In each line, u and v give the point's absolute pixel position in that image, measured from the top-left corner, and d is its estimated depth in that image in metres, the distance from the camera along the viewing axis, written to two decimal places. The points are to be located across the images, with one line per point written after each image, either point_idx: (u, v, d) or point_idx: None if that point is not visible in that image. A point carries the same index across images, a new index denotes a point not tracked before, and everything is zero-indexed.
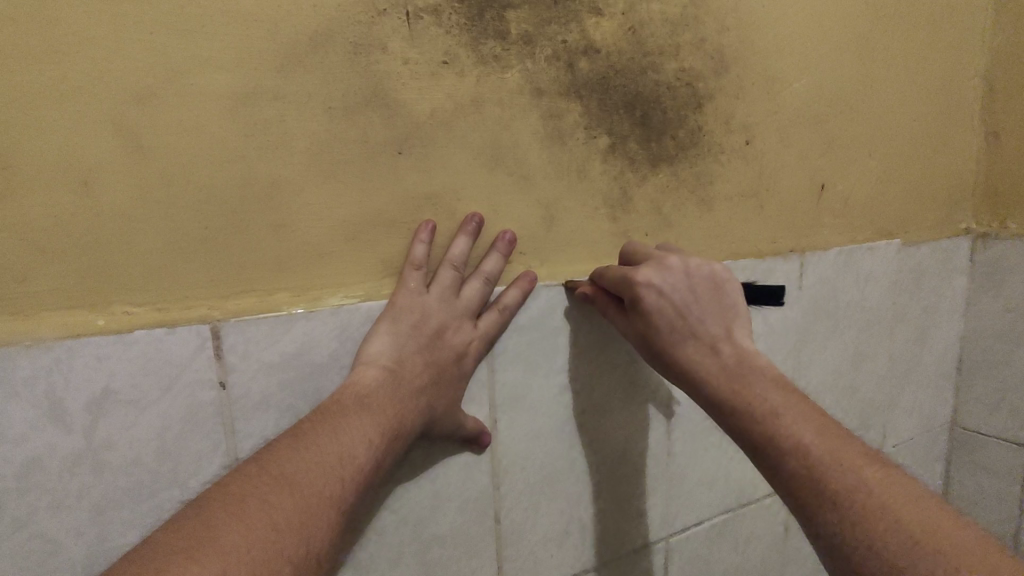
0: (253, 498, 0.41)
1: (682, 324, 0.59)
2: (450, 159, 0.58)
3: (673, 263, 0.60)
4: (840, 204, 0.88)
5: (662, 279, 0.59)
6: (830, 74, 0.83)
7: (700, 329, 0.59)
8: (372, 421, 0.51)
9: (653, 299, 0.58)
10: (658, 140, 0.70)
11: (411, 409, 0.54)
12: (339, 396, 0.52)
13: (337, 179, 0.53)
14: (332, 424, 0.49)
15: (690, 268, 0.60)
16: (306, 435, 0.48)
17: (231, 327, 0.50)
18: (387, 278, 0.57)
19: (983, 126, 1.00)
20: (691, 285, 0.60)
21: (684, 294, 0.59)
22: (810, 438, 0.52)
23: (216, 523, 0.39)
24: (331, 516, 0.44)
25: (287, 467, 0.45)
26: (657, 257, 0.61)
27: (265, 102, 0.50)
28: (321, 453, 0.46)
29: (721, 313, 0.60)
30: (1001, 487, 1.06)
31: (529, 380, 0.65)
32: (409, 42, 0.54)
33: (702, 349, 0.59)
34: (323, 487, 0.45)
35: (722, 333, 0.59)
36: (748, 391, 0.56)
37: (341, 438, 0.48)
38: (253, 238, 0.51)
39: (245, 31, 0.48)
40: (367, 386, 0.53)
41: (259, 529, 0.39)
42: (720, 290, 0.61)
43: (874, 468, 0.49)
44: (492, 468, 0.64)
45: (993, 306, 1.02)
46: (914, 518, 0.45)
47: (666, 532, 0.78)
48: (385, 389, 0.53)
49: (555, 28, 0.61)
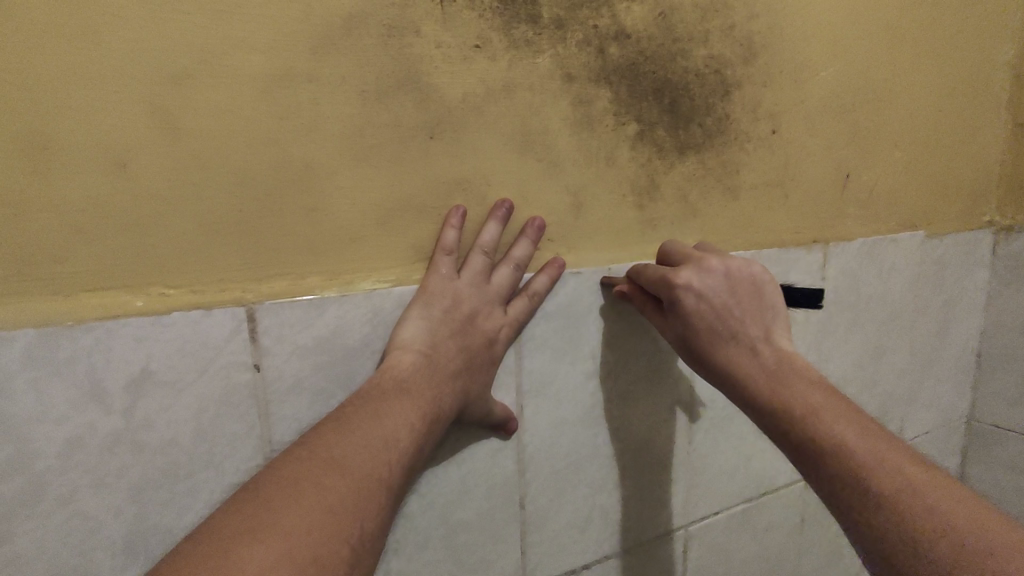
0: (307, 481, 0.42)
1: (723, 325, 0.59)
2: (481, 143, 0.58)
3: (712, 263, 0.60)
4: (864, 194, 0.87)
5: (701, 279, 0.59)
6: (858, 63, 0.82)
7: (740, 330, 0.59)
8: (414, 405, 0.51)
9: (692, 302, 0.58)
10: (687, 127, 0.70)
11: (445, 394, 0.54)
12: (380, 379, 0.52)
13: (371, 162, 0.53)
14: (375, 409, 0.49)
15: (730, 268, 0.60)
16: (350, 420, 0.48)
17: (266, 310, 0.50)
18: (419, 264, 0.57)
19: (1010, 117, 0.99)
20: (731, 285, 0.59)
21: (725, 296, 0.59)
22: (853, 440, 0.51)
23: (275, 503, 0.39)
24: (381, 498, 0.44)
25: (337, 451, 0.45)
26: (698, 256, 0.61)
27: (299, 83, 0.50)
28: (368, 437, 0.47)
29: (761, 316, 0.60)
30: (1018, 481, 1.06)
31: (556, 366, 0.65)
32: (442, 25, 0.54)
33: (742, 352, 0.58)
34: (373, 471, 0.45)
35: (761, 335, 0.59)
36: (789, 395, 0.56)
37: (386, 422, 0.48)
38: (288, 221, 0.51)
39: (281, 12, 0.48)
40: (403, 369, 0.53)
41: (317, 511, 0.40)
42: (759, 291, 0.61)
43: (919, 468, 0.49)
44: (519, 454, 0.64)
45: (1015, 299, 1.01)
46: (963, 515, 0.45)
47: (687, 519, 0.78)
48: (421, 374, 0.53)
49: (586, 13, 0.61)
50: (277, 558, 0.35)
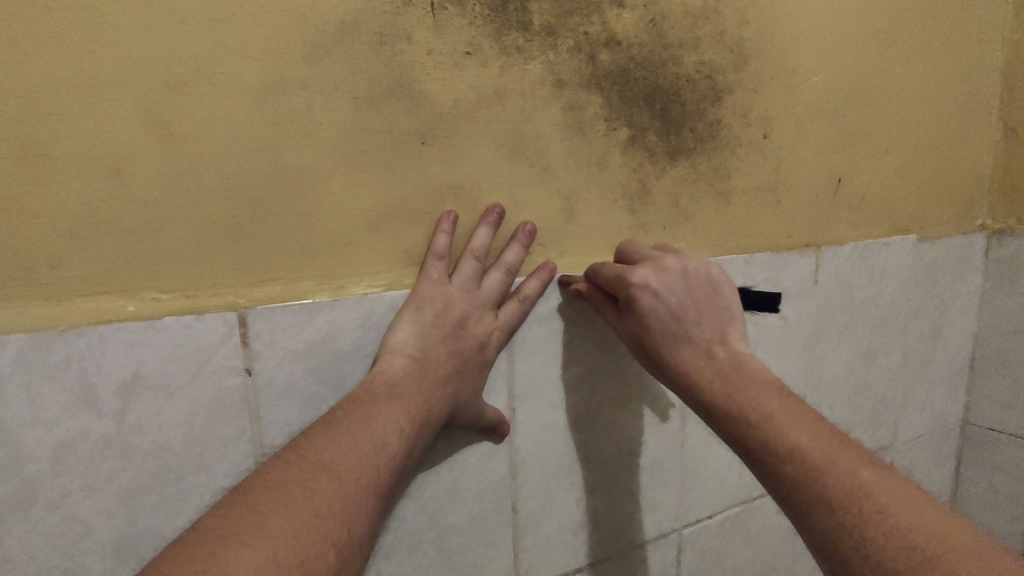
0: (295, 485, 0.42)
1: (677, 326, 0.60)
2: (472, 149, 0.58)
3: (668, 264, 0.61)
4: (856, 198, 0.88)
5: (659, 280, 0.60)
6: (847, 68, 0.83)
7: (695, 332, 0.60)
8: (403, 409, 0.51)
9: (648, 300, 0.59)
10: (677, 132, 0.70)
11: (437, 399, 0.55)
12: (374, 381, 0.53)
13: (363, 168, 0.54)
14: (364, 413, 0.49)
15: (686, 269, 0.61)
16: (342, 424, 0.48)
17: (257, 315, 0.51)
18: (411, 268, 0.58)
19: (1001, 121, 0.99)
20: (686, 287, 0.61)
21: (680, 297, 0.60)
22: (806, 443, 0.52)
23: (265, 505, 0.40)
24: (368, 502, 0.45)
25: (325, 454, 0.45)
26: (655, 257, 0.62)
27: (292, 90, 0.50)
28: (357, 441, 0.47)
29: (717, 317, 0.61)
30: (1012, 485, 1.06)
31: (548, 370, 0.65)
32: (433, 32, 0.55)
33: (697, 353, 0.59)
34: (361, 474, 0.45)
35: (717, 337, 0.60)
36: (745, 397, 0.56)
37: (375, 426, 0.49)
38: (280, 226, 0.52)
39: (274, 21, 0.49)
40: (395, 374, 0.53)
41: (304, 515, 0.40)
42: (715, 292, 0.62)
43: (870, 470, 0.49)
44: (510, 458, 0.64)
45: (1007, 303, 1.02)
46: (910, 519, 0.45)
47: (679, 522, 0.79)
48: (412, 378, 0.53)
49: (577, 20, 0.62)
50: (265, 561, 0.36)
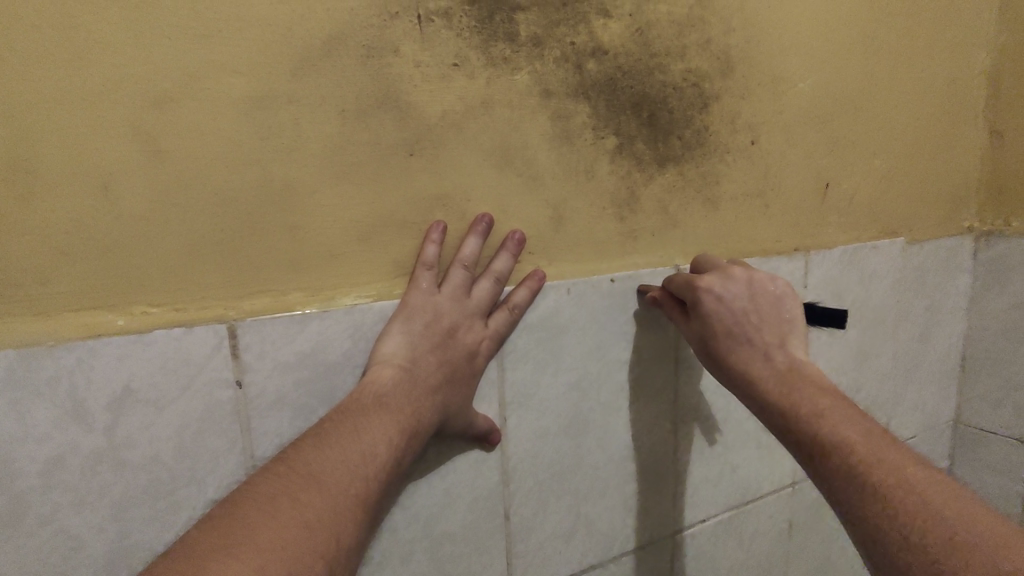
0: (284, 496, 0.43)
1: (739, 329, 0.62)
2: (460, 159, 0.59)
3: (737, 273, 0.64)
4: (844, 203, 0.89)
5: (724, 285, 0.62)
6: (833, 74, 0.84)
7: (757, 336, 0.62)
8: (392, 419, 0.52)
9: (712, 304, 0.62)
10: (665, 140, 0.71)
11: (426, 408, 0.55)
12: (362, 392, 0.53)
13: (351, 180, 0.54)
14: (354, 423, 0.50)
15: (753, 280, 0.63)
16: (330, 436, 0.49)
17: (247, 327, 0.51)
18: (400, 279, 0.58)
19: (987, 124, 1.00)
20: (752, 294, 0.63)
21: (746, 304, 0.62)
22: (854, 439, 0.53)
23: (253, 517, 0.40)
24: (356, 513, 0.45)
25: (313, 466, 0.46)
26: (725, 267, 0.65)
27: (279, 104, 0.51)
28: (346, 452, 0.48)
29: (778, 325, 0.63)
30: (1004, 484, 1.07)
31: (538, 378, 0.65)
32: (420, 44, 0.56)
33: (755, 355, 0.61)
34: (350, 485, 0.46)
35: (775, 343, 0.62)
36: (799, 397, 0.57)
37: (364, 437, 0.50)
38: (269, 239, 0.52)
39: (261, 35, 0.49)
40: (385, 384, 0.53)
41: (294, 526, 0.40)
42: (779, 303, 0.64)
43: (916, 467, 0.50)
44: (502, 465, 0.65)
45: (996, 303, 1.03)
46: (954, 509, 0.46)
47: (673, 527, 0.79)
48: (402, 388, 0.54)
49: (563, 30, 0.62)
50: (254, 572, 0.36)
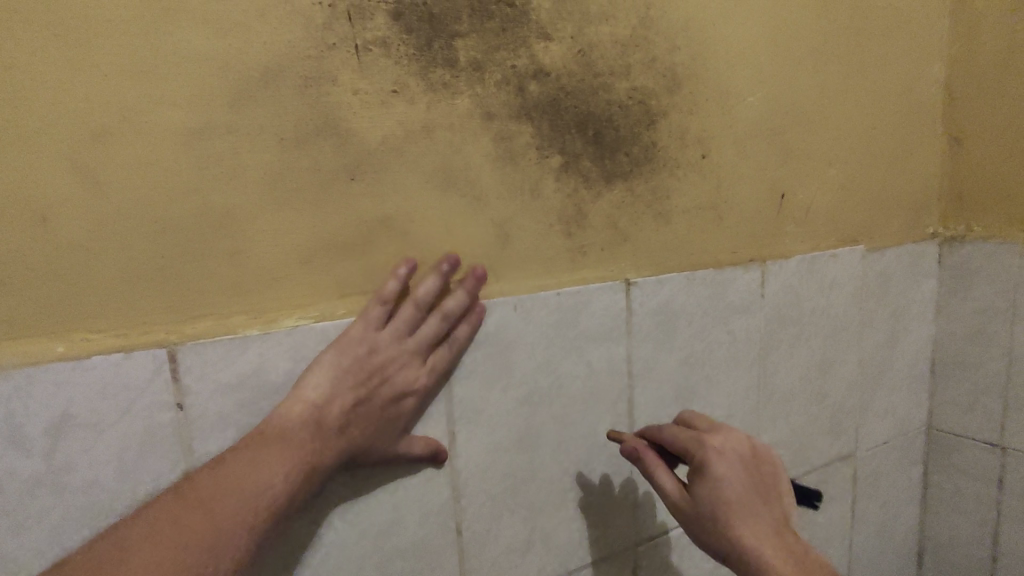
0: (164, 521, 0.47)
1: (752, 496, 0.60)
2: (401, 182, 0.61)
3: (733, 441, 0.64)
4: (801, 212, 0.90)
5: (728, 446, 0.63)
6: (785, 87, 0.85)
7: (766, 506, 0.60)
8: (294, 451, 0.53)
9: (722, 465, 0.61)
10: (611, 157, 0.72)
11: (349, 432, 0.56)
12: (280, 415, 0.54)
13: (292, 206, 0.56)
14: (253, 453, 0.51)
15: (755, 449, 0.64)
16: (225, 462, 0.51)
17: (187, 350, 0.52)
18: (343, 299, 0.59)
19: (945, 132, 1.02)
20: (755, 462, 0.63)
21: (749, 470, 0.62)
22: None
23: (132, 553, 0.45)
24: (239, 540, 0.49)
25: (203, 492, 0.49)
26: (717, 429, 0.67)
27: (216, 134, 0.52)
28: (236, 484, 0.50)
29: (779, 499, 0.62)
30: (979, 490, 1.06)
31: (486, 394, 0.67)
32: (358, 73, 0.57)
33: (767, 527, 0.59)
34: (235, 516, 0.49)
35: (781, 517, 0.61)
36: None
37: (259, 468, 0.51)
38: (209, 264, 0.54)
39: (198, 69, 0.51)
40: (299, 420, 0.54)
41: (169, 552, 0.46)
42: (779, 488, 0.63)
43: None
44: (452, 480, 0.66)
45: (961, 308, 1.04)
46: None
47: (634, 539, 0.80)
48: (312, 426, 0.54)
49: (504, 54, 0.64)
50: None
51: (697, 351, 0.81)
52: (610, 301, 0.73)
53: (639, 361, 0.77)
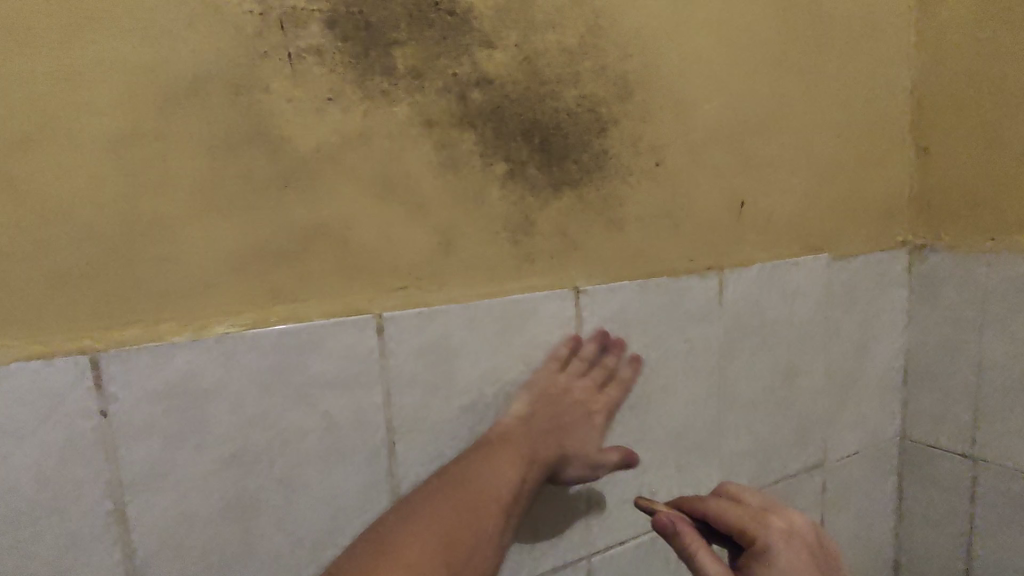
0: None
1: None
2: (338, 189, 0.61)
3: (798, 523, 0.63)
4: (762, 220, 0.89)
5: (790, 525, 0.63)
6: (743, 95, 0.85)
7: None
8: (429, 537, 0.59)
9: (785, 546, 0.61)
10: (560, 164, 0.72)
11: (499, 460, 0.67)
12: (503, 465, 0.67)
13: (223, 213, 0.56)
14: (391, 540, 0.59)
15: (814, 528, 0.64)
16: (368, 557, 0.57)
17: (111, 357, 0.53)
18: (277, 307, 0.59)
19: (914, 139, 1.02)
20: (817, 542, 0.63)
21: (813, 553, 0.61)
22: None
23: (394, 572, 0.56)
24: None
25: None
26: (772, 506, 0.66)
27: (142, 142, 0.53)
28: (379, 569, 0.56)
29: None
30: (953, 502, 1.05)
31: (428, 402, 0.66)
32: (291, 81, 0.58)
33: None
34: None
35: None
36: None
37: (400, 550, 0.58)
38: (136, 271, 0.54)
39: (125, 78, 0.52)
40: (455, 471, 0.65)
41: None
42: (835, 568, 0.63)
43: None
44: (393, 489, 0.65)
45: (932, 317, 1.03)
46: None
47: (588, 550, 0.79)
48: (464, 470, 0.65)
49: (444, 62, 0.64)
50: None
51: (652, 360, 0.81)
52: (557, 309, 0.73)
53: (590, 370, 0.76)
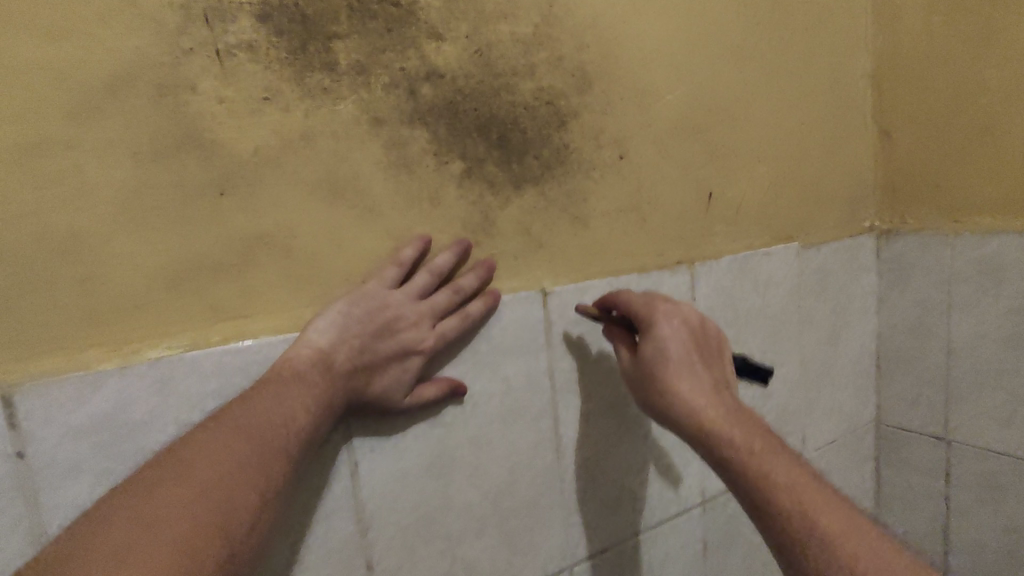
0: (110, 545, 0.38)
1: (687, 359, 0.64)
2: (280, 195, 0.56)
3: (689, 317, 0.67)
4: (730, 211, 0.87)
5: (675, 316, 0.66)
6: (705, 83, 0.83)
7: (706, 373, 0.64)
8: (217, 469, 0.45)
9: (666, 330, 0.65)
10: (519, 160, 0.69)
11: (312, 401, 0.53)
12: (292, 406, 0.52)
13: (150, 225, 0.51)
14: (173, 473, 0.44)
15: (702, 323, 0.68)
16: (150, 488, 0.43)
17: (26, 393, 0.47)
18: (218, 325, 0.55)
19: (875, 124, 1.01)
20: (699, 337, 0.67)
21: (694, 340, 0.66)
22: (784, 471, 0.56)
23: (153, 544, 0.39)
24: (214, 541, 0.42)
25: (128, 514, 0.40)
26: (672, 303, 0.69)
27: (52, 150, 0.48)
28: (167, 501, 0.42)
29: (716, 362, 0.67)
30: (929, 485, 1.05)
31: (391, 419, 0.62)
32: (222, 80, 0.53)
33: (705, 387, 0.63)
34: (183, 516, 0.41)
35: (721, 381, 0.65)
36: (746, 432, 0.59)
37: (188, 481, 0.43)
38: (53, 294, 0.48)
39: (28, 79, 0.47)
40: (239, 410, 0.50)
41: (156, 554, 0.38)
42: (715, 346, 0.68)
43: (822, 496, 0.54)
44: (357, 513, 0.61)
45: (901, 301, 1.03)
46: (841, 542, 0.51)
47: (569, 561, 0.76)
48: (260, 409, 0.50)
49: (390, 56, 0.60)
50: None
51: None
52: (525, 312, 0.70)
53: (562, 375, 0.73)
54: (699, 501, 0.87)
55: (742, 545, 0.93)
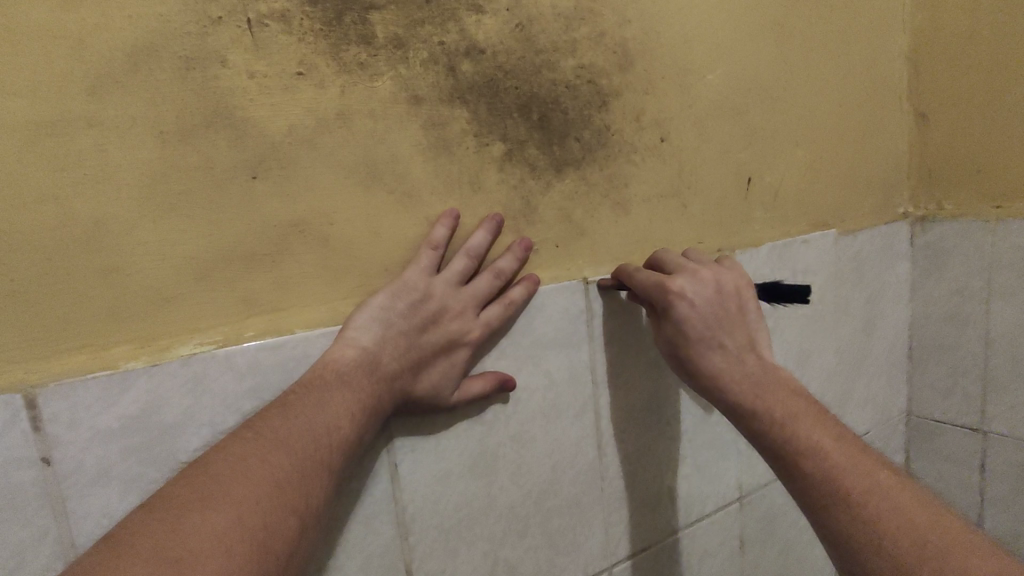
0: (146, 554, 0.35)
1: (708, 334, 0.62)
2: (316, 179, 0.52)
3: (705, 280, 0.63)
4: (769, 197, 0.84)
5: (693, 290, 0.62)
6: (746, 63, 0.79)
7: (727, 341, 0.62)
8: (259, 479, 0.42)
9: (685, 310, 0.61)
10: (561, 142, 0.65)
11: (357, 406, 0.50)
12: (336, 414, 0.48)
13: (178, 212, 0.47)
14: (211, 482, 0.41)
15: (718, 281, 0.64)
16: (187, 498, 0.39)
17: (50, 394, 0.44)
18: (252, 319, 0.51)
19: (911, 107, 0.98)
20: (719, 299, 0.63)
21: (715, 308, 0.62)
22: (824, 441, 0.55)
23: (199, 569, 0.35)
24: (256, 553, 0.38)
25: (165, 523, 0.37)
26: (688, 267, 0.64)
27: (73, 129, 0.43)
28: (205, 510, 0.39)
29: (743, 324, 0.64)
30: (963, 476, 1.03)
31: (432, 417, 0.59)
32: (253, 53, 0.49)
33: (729, 360, 0.62)
34: (223, 524, 0.38)
35: (746, 343, 0.63)
36: (771, 400, 0.59)
37: (226, 490, 0.40)
38: (76, 287, 0.44)
39: (45, 50, 0.42)
40: (281, 416, 0.47)
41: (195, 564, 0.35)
42: (741, 304, 0.64)
43: (862, 462, 0.53)
44: (398, 516, 0.58)
45: (936, 289, 1.00)
46: (880, 505, 0.50)
47: (609, 560, 0.73)
48: (302, 415, 0.47)
49: (429, 29, 0.56)
50: None
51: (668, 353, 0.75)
52: (568, 303, 0.66)
53: (603, 368, 0.70)
54: (737, 496, 0.84)
55: (778, 540, 0.90)
